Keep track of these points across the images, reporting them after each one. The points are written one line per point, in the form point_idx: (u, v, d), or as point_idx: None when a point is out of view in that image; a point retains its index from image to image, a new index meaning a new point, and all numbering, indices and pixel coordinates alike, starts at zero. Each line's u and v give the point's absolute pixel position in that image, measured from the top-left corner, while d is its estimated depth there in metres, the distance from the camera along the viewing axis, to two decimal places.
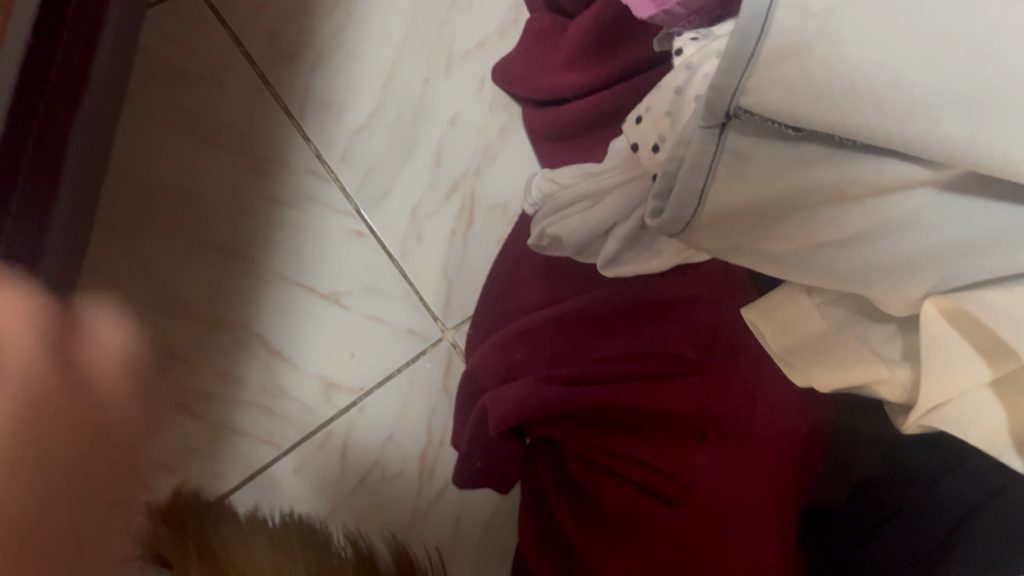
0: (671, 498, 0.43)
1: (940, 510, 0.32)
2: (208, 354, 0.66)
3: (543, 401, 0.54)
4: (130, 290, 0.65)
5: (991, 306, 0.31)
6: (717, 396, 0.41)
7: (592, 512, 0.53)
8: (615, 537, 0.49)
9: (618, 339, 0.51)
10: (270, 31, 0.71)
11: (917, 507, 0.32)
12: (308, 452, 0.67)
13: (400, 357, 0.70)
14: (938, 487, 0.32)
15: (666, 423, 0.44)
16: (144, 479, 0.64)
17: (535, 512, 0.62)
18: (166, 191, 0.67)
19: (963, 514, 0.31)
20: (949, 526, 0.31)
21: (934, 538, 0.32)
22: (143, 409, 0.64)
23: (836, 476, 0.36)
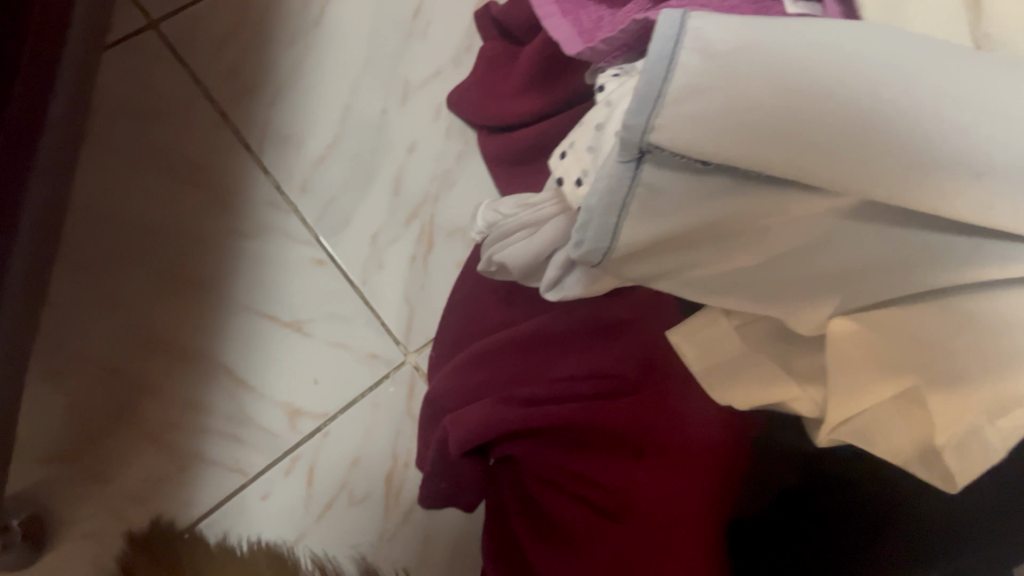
0: (613, 516, 0.44)
1: (858, 514, 0.33)
2: (177, 385, 0.67)
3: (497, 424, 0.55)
4: (96, 325, 0.66)
5: (888, 326, 0.34)
6: (654, 415, 0.43)
7: (546, 530, 0.55)
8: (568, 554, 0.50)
9: (561, 361, 0.52)
10: (229, 67, 0.72)
11: (836, 511, 0.34)
12: (275, 478, 0.68)
13: (363, 381, 0.71)
14: (854, 493, 0.34)
15: (604, 443, 0.46)
16: (114, 510, 0.65)
17: (496, 530, 0.63)
18: (130, 227, 0.68)
19: (883, 515, 0.33)
20: (868, 527, 0.33)
21: (854, 535, 0.33)
22: (111, 442, 0.65)
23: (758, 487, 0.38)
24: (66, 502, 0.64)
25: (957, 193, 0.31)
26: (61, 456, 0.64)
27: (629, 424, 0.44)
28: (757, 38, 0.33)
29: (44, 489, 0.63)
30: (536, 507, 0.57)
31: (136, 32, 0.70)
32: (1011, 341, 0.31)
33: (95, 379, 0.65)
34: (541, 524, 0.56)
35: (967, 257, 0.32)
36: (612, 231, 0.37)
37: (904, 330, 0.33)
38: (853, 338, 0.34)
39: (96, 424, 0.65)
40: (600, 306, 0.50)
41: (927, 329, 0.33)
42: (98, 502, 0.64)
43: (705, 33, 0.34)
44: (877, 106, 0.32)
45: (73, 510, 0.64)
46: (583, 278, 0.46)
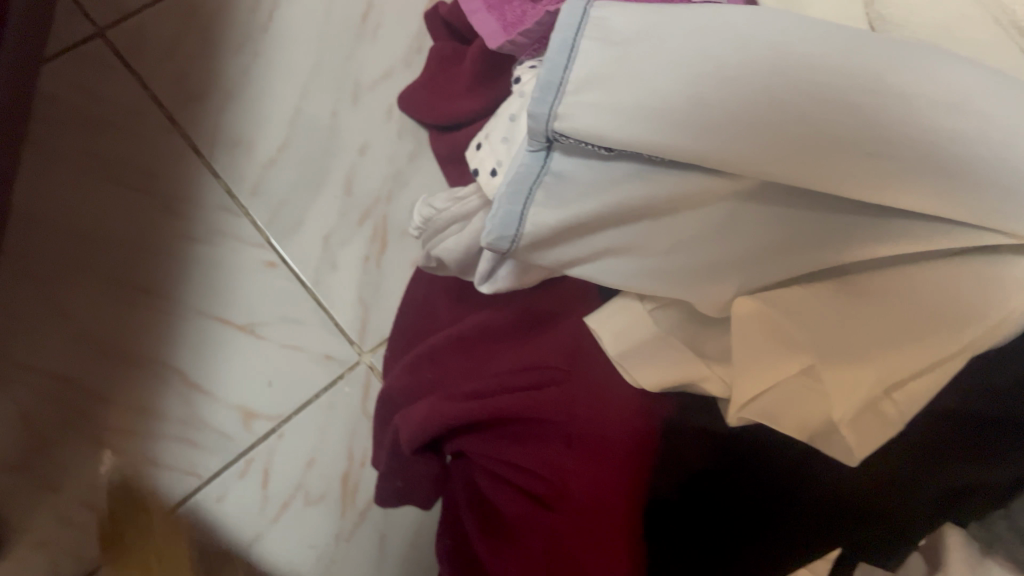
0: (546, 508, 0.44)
1: (769, 483, 0.35)
2: (129, 391, 0.67)
3: (439, 422, 0.55)
4: (46, 333, 0.66)
5: (785, 306, 0.35)
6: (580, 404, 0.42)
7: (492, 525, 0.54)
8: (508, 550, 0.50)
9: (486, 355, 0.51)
10: (177, 73, 0.73)
11: (747, 480, 0.36)
12: (229, 481, 0.68)
13: (317, 382, 0.71)
14: (762, 464, 0.36)
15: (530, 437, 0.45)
16: (66, 517, 0.65)
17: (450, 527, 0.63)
18: (79, 235, 0.68)
19: (788, 486, 0.35)
20: (773, 496, 0.35)
21: (760, 502, 0.35)
22: (63, 448, 0.65)
23: (669, 469, 0.39)
24: (18, 510, 0.64)
25: (847, 174, 0.31)
26: (13, 464, 0.64)
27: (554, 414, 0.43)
28: (654, 26, 0.34)
29: None
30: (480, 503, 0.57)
31: (83, 40, 0.70)
32: (916, 316, 0.32)
33: (46, 386, 0.65)
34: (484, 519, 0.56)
35: (862, 234, 0.33)
36: (519, 218, 0.37)
37: (815, 310, 0.34)
38: (764, 320, 0.35)
39: (48, 431, 0.65)
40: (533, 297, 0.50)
41: (835, 309, 0.34)
42: (52, 509, 0.64)
43: (607, 22, 0.35)
44: (773, 89, 0.32)
45: (25, 517, 0.64)
46: (513, 269, 0.46)
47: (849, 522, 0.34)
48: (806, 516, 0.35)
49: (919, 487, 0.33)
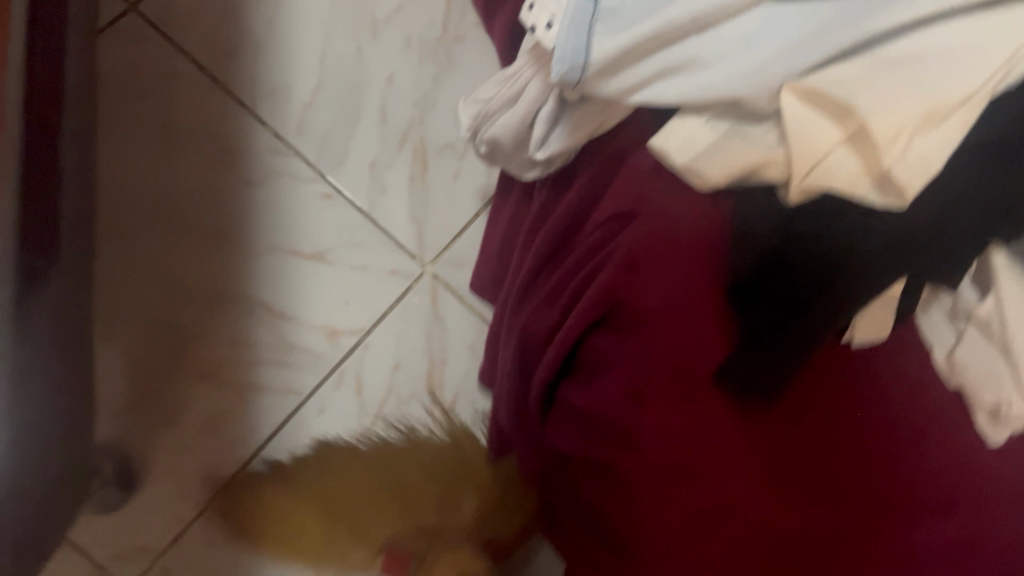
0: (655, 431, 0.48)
1: (831, 238, 0.41)
2: (221, 326, 0.72)
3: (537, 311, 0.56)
4: (140, 285, 0.72)
5: (832, 80, 0.38)
6: (676, 301, 0.46)
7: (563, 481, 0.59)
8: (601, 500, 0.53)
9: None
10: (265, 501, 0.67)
11: (810, 239, 0.41)
12: (326, 394, 0.73)
13: (389, 296, 0.77)
14: (828, 225, 0.41)
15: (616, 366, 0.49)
16: (189, 446, 0.70)
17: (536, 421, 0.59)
18: (151, 194, 0.73)
19: (852, 236, 0.40)
20: (843, 246, 0.40)
21: (833, 251, 0.41)
22: (172, 385, 0.70)
23: (740, 245, 0.44)
24: (146, 446, 0.69)
25: None
26: (131, 404, 0.69)
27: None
28: None
29: (127, 437, 0.69)
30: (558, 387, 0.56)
31: (118, 15, 0.74)
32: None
33: (148, 333, 0.71)
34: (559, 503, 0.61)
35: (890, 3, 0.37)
36: (584, 51, 0.42)
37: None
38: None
39: (156, 372, 0.70)
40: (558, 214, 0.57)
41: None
42: (173, 441, 0.70)
43: None
44: None
45: (153, 450, 0.69)
46: (569, 130, 0.52)
47: (904, 257, 0.39)
48: (873, 251, 0.39)
49: (961, 206, 0.38)
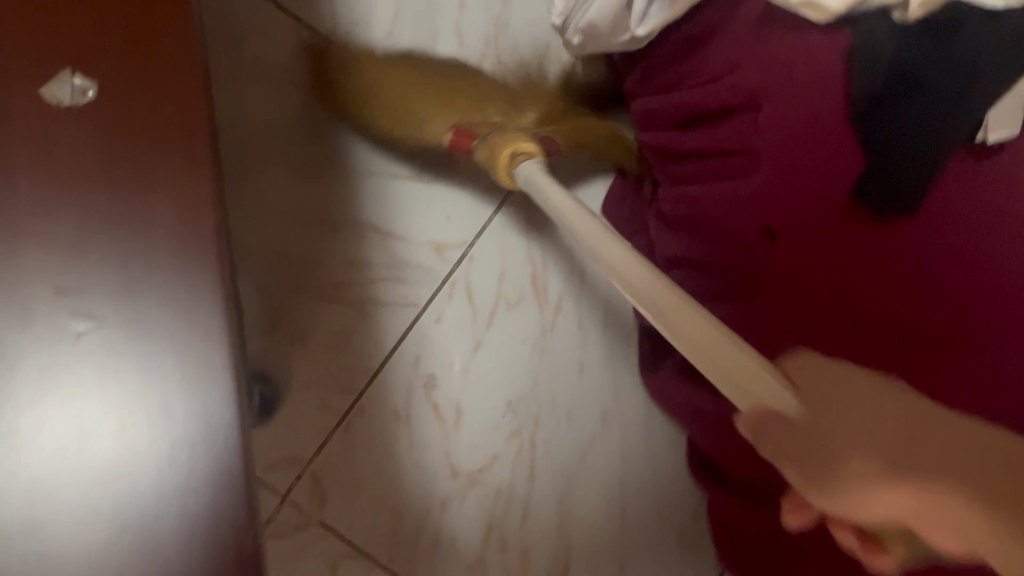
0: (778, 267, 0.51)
1: (954, 49, 0.45)
2: (336, 250, 0.75)
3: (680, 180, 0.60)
4: (261, 219, 0.74)
5: None
6: (790, 136, 0.49)
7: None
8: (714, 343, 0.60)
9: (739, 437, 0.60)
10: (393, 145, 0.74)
11: (932, 54, 0.45)
12: (441, 304, 0.76)
13: (487, 208, 0.79)
14: (949, 36, 0.45)
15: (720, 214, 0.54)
16: (321, 362, 0.73)
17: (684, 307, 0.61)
18: (255, 134, 0.76)
19: (974, 46, 0.45)
20: (968, 56, 0.45)
21: (959, 58, 0.45)
22: (300, 306, 0.74)
23: (869, 70, 0.46)
24: (282, 365, 0.72)
25: None
26: (264, 328, 0.72)
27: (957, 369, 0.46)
28: None
29: (266, 357, 0.72)
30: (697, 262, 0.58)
31: None
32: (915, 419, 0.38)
33: (271, 261, 0.74)
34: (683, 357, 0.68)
35: None
36: None
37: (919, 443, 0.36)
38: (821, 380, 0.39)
39: (283, 296, 0.73)
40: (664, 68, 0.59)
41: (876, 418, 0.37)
42: (308, 358, 0.73)
43: None
44: None
45: (289, 367, 0.72)
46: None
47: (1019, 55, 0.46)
48: (994, 57, 0.45)
49: None
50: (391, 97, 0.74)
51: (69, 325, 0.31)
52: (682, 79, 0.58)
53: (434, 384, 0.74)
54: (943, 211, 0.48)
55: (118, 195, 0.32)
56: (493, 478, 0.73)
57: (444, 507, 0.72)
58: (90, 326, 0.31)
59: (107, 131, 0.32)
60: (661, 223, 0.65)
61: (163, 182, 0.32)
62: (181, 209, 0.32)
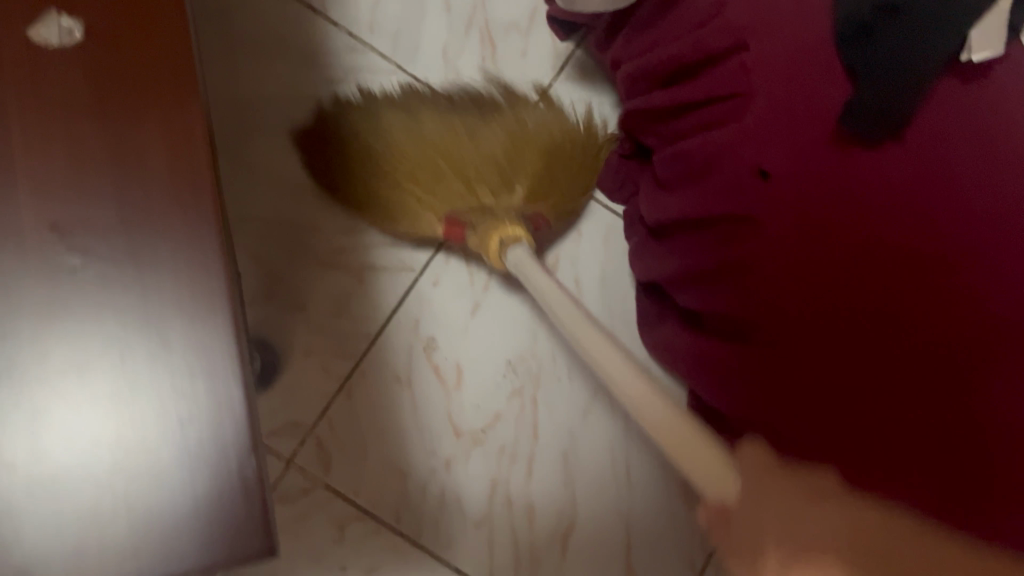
0: (779, 234, 0.52)
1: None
2: (332, 216, 0.75)
3: (682, 140, 0.62)
4: (255, 187, 0.74)
5: None
6: (778, 69, 0.51)
7: (677, 276, 0.67)
8: (717, 284, 0.60)
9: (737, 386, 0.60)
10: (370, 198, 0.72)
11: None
12: (438, 267, 0.76)
13: None
14: None
15: (716, 161, 0.56)
16: (321, 327, 0.73)
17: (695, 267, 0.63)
18: (247, 107, 0.76)
19: None
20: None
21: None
22: (299, 273, 0.74)
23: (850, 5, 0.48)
24: (283, 331, 0.72)
25: None
26: (263, 296, 0.73)
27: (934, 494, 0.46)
28: None
29: (266, 324, 0.72)
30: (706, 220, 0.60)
31: None
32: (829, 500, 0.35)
33: (267, 229, 0.74)
34: (685, 307, 0.68)
35: None
36: None
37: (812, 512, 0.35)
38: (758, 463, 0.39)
39: (281, 264, 0.74)
40: (649, 35, 0.65)
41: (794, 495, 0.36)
42: (307, 324, 0.73)
43: None
44: None
45: (290, 335, 0.72)
46: None
47: None
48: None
49: None
50: (396, 202, 0.71)
51: (76, 275, 0.32)
52: (680, 32, 0.60)
53: (434, 346, 0.75)
54: (931, 134, 0.48)
55: (116, 160, 0.33)
56: (498, 435, 0.74)
57: (449, 465, 0.72)
58: (97, 276, 0.32)
59: (99, 96, 0.33)
60: (666, 189, 0.67)
61: (159, 151, 0.33)
62: (181, 179, 0.33)
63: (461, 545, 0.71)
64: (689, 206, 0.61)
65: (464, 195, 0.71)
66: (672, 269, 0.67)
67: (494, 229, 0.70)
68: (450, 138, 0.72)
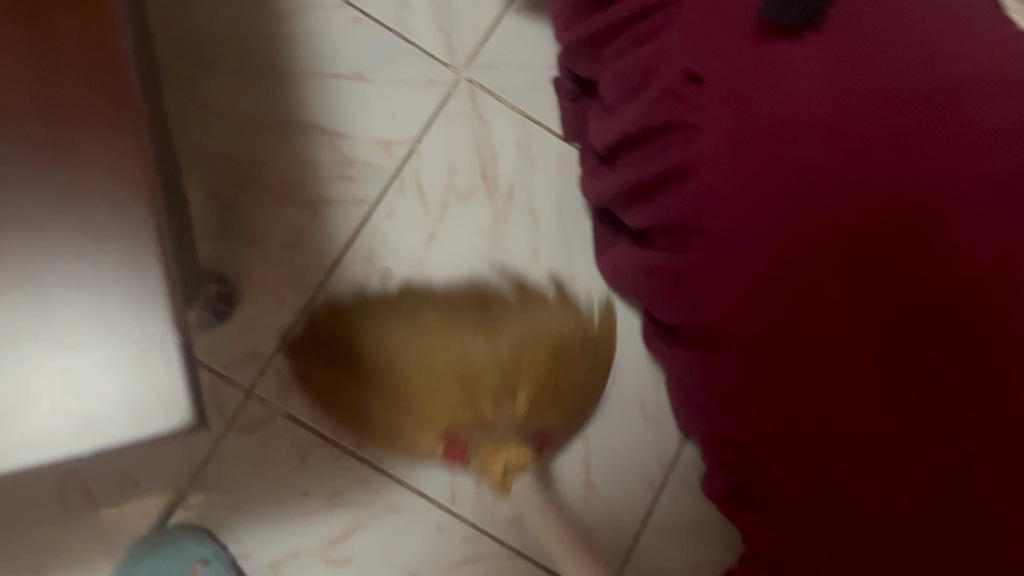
0: (717, 139, 0.53)
1: None
2: (284, 151, 0.76)
3: (622, 60, 0.63)
4: (205, 124, 0.75)
5: None
6: None
7: (625, 197, 0.68)
8: (660, 194, 0.61)
9: (677, 290, 0.62)
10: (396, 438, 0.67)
11: None
12: (392, 199, 0.77)
13: (432, 103, 0.79)
14: None
15: (654, 70, 0.58)
16: (276, 260, 0.74)
17: (637, 182, 0.64)
18: (193, 44, 0.75)
19: None
20: None
21: None
22: (253, 207, 0.74)
23: None
24: (239, 266, 0.73)
25: None
26: (217, 231, 0.73)
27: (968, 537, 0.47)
28: None
29: (222, 258, 0.73)
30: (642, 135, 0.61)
31: None
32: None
33: (219, 165, 0.74)
34: (634, 227, 0.68)
35: None
36: None
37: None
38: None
39: (234, 200, 0.74)
40: None
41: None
42: (263, 257, 0.74)
43: None
44: None
45: (246, 270, 0.73)
46: None
47: None
48: None
49: None
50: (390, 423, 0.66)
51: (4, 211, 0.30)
52: None
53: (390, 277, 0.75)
54: (844, 21, 0.50)
55: (38, 84, 0.30)
56: None
57: None
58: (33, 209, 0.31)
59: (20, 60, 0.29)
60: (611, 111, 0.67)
61: (85, 84, 0.31)
62: (105, 117, 0.31)
63: (423, 470, 0.71)
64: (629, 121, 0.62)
65: (463, 411, 0.65)
66: (619, 188, 0.68)
67: (495, 455, 0.65)
68: (466, 357, 0.65)
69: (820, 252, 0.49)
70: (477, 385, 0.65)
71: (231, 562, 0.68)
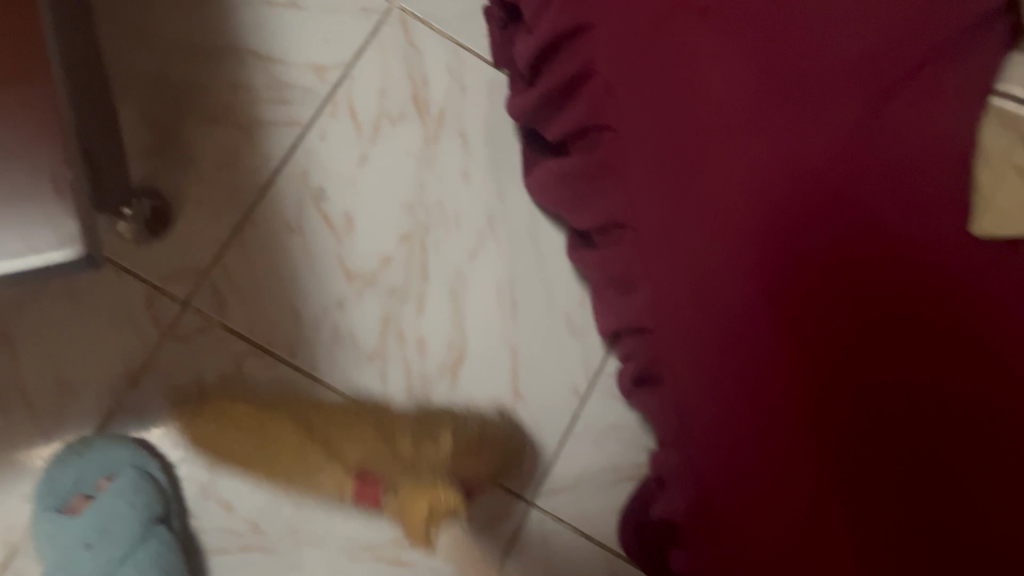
0: (620, 48, 0.54)
1: None
2: (218, 74, 0.78)
3: None
4: (141, 47, 0.77)
5: None
6: None
7: (542, 111, 0.69)
8: (574, 100, 0.63)
9: (591, 193, 0.64)
10: (277, 422, 0.71)
11: None
12: (325, 122, 0.79)
13: (365, 29, 0.81)
14: None
15: None
16: (211, 179, 0.76)
17: (552, 94, 0.66)
18: None
19: None
20: None
21: None
22: (187, 127, 0.76)
23: None
24: (174, 183, 0.75)
25: None
26: (153, 149, 0.75)
27: (939, 520, 0.39)
28: None
29: (157, 176, 0.75)
30: (552, 44, 0.63)
31: None
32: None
33: (154, 87, 0.76)
34: (553, 141, 0.70)
35: None
36: None
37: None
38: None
39: (168, 120, 0.76)
40: None
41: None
42: (197, 175, 0.76)
43: None
44: None
45: (181, 187, 0.75)
46: None
47: None
48: None
49: None
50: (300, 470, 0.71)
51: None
52: None
53: (322, 197, 0.77)
54: None
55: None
56: (387, 278, 0.77)
57: (341, 306, 0.76)
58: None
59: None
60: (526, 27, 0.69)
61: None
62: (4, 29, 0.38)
63: (356, 377, 0.75)
64: (540, 33, 0.64)
65: (381, 450, 0.72)
66: (538, 103, 0.69)
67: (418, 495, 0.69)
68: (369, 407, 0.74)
69: (712, 181, 0.48)
70: (323, 422, 0.73)
71: (155, 478, 0.70)
